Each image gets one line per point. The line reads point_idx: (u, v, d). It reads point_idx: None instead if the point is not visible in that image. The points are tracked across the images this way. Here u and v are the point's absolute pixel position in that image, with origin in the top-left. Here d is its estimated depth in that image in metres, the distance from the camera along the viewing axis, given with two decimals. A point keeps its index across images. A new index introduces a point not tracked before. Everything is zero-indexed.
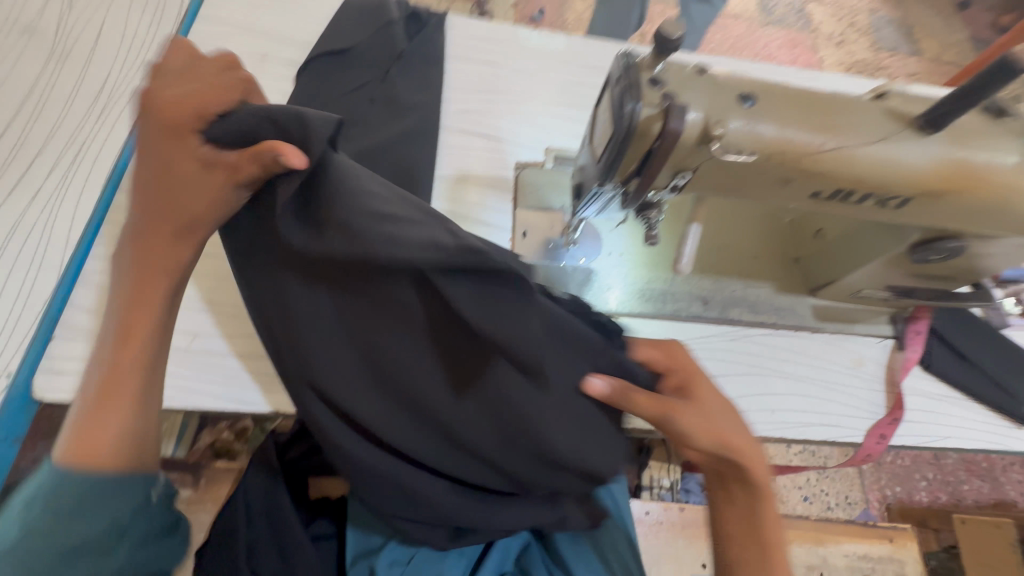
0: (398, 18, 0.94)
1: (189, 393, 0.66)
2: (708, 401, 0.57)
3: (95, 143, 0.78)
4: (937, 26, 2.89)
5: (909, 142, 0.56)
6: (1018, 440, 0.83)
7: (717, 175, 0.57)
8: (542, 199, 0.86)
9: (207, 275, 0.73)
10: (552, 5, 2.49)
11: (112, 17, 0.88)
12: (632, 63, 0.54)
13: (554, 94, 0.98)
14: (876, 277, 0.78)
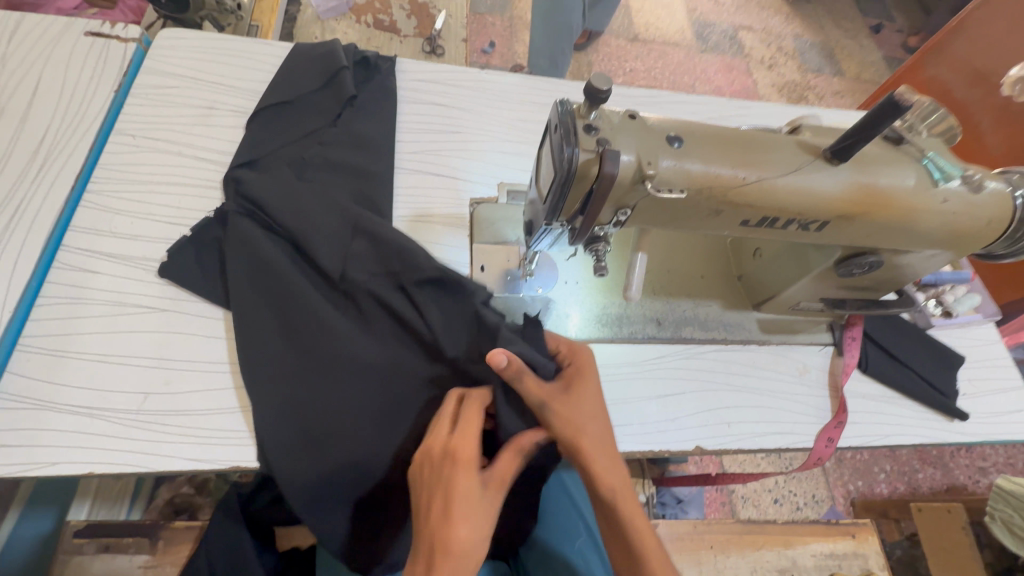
0: (348, 64, 0.95)
1: (142, 455, 0.64)
2: (590, 396, 0.66)
3: (33, 202, 0.76)
4: (855, 48, 3.16)
5: (819, 172, 0.62)
6: (954, 433, 0.89)
7: (655, 209, 0.61)
8: (498, 233, 0.89)
9: (157, 330, 0.71)
10: (502, 38, 2.59)
11: (49, 73, 0.87)
12: (568, 111, 0.58)
13: (504, 131, 1.02)
14: (809, 291, 0.84)
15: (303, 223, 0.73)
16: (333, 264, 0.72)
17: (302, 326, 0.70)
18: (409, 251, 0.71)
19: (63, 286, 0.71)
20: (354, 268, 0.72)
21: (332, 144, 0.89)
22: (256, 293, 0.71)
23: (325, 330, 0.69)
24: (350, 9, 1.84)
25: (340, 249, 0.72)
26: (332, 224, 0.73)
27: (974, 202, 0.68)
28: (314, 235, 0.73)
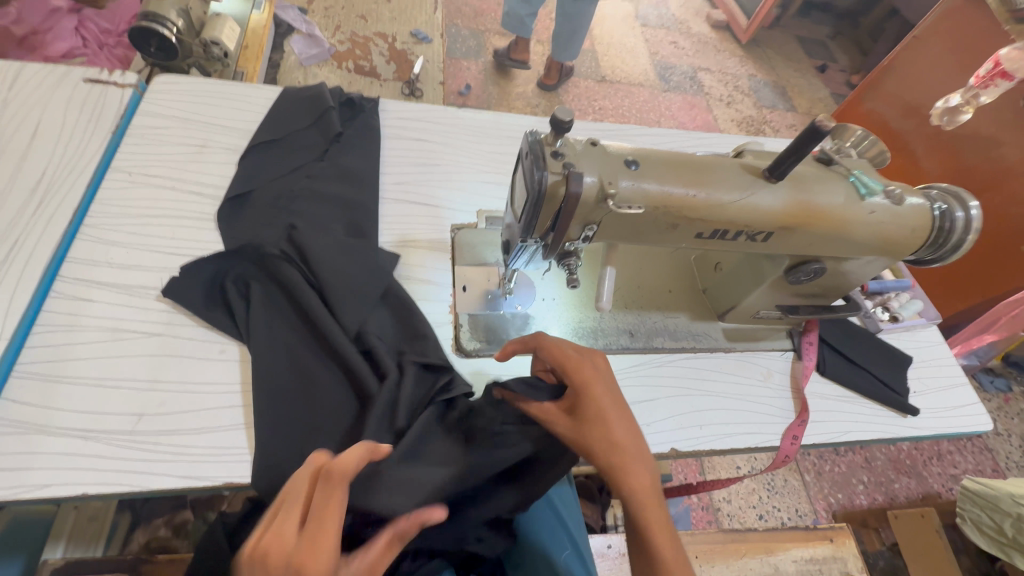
0: (334, 105, 1.03)
1: (136, 475, 0.65)
2: (617, 415, 0.66)
3: (31, 236, 0.79)
4: (804, 86, 3.42)
5: (760, 190, 0.71)
6: (908, 427, 0.96)
7: (618, 225, 0.68)
8: (478, 256, 0.96)
9: (151, 354, 0.74)
10: (477, 81, 2.74)
11: (48, 116, 0.92)
12: (537, 140, 0.65)
13: (481, 163, 1.10)
14: (766, 299, 0.92)
15: (343, 287, 0.80)
16: (353, 323, 0.78)
17: (308, 370, 0.75)
18: (429, 338, 0.81)
19: (59, 315, 0.74)
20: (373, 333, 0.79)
21: (320, 177, 0.95)
22: (273, 337, 0.76)
23: (324, 376, 0.75)
24: (332, 56, 1.95)
25: (369, 315, 0.81)
26: (368, 294, 0.82)
27: (898, 212, 0.77)
28: (348, 297, 0.80)
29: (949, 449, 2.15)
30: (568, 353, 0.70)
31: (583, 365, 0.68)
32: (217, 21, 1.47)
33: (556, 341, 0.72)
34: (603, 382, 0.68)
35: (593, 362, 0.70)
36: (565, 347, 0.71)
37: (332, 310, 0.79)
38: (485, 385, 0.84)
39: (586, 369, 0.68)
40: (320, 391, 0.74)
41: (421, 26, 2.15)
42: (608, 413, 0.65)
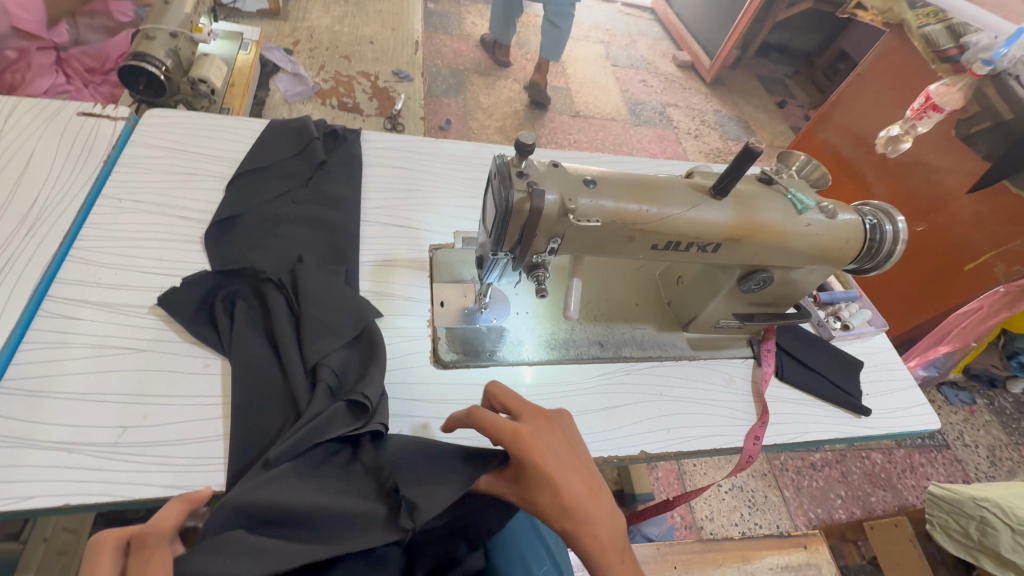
0: (317, 135, 1.10)
1: (118, 485, 0.67)
2: (567, 478, 0.65)
3: (21, 258, 0.82)
4: (766, 120, 3.65)
5: (706, 206, 0.78)
6: (862, 427, 1.02)
7: (580, 238, 0.75)
8: (455, 273, 1.01)
9: (136, 369, 0.76)
10: (458, 116, 2.87)
11: (43, 147, 0.97)
12: (505, 162, 0.72)
13: (459, 189, 1.17)
14: (723, 309, 0.99)
15: (314, 320, 0.81)
16: (314, 354, 0.77)
17: (264, 387, 0.77)
18: (377, 380, 0.77)
19: (47, 332, 0.76)
20: (332, 368, 0.78)
21: (304, 203, 1.01)
22: (239, 357, 0.78)
23: (277, 394, 0.76)
24: (317, 93, 2.04)
25: (333, 350, 0.79)
26: (338, 331, 0.81)
27: (832, 225, 0.86)
28: (320, 330, 0.80)
29: (920, 461, 2.21)
30: (502, 426, 0.67)
31: (522, 438, 0.66)
32: (205, 62, 1.56)
33: (487, 413, 0.68)
34: (544, 448, 0.66)
35: (529, 429, 0.67)
36: (498, 418, 0.68)
37: (306, 339, 0.80)
38: (462, 395, 0.88)
39: (524, 441, 0.66)
40: (268, 409, 0.75)
41: (403, 66, 2.27)
42: (557, 481, 0.64)
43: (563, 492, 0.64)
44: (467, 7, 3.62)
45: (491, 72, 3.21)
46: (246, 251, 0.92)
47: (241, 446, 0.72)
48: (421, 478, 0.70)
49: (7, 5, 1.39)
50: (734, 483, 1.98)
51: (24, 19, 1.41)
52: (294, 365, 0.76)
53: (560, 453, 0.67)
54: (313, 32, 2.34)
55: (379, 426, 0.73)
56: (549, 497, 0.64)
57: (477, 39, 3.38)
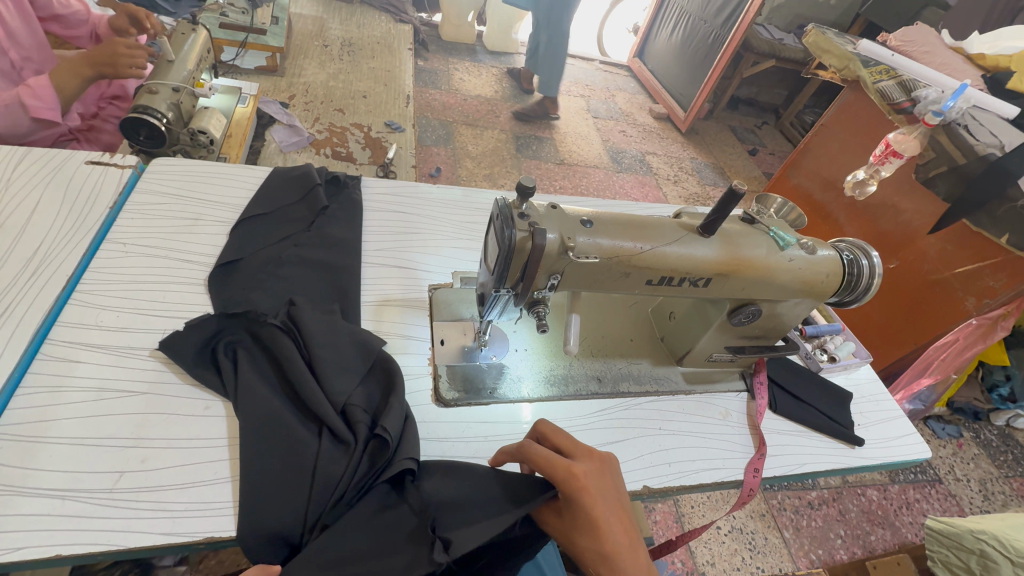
0: (320, 182, 1.14)
1: (113, 533, 0.65)
2: (610, 524, 0.70)
3: (23, 302, 0.82)
4: (740, 166, 3.86)
5: (696, 243, 0.83)
6: (856, 457, 1.04)
7: (578, 274, 0.79)
8: (455, 312, 1.03)
9: (135, 412, 0.75)
10: (447, 164, 2.98)
11: (49, 194, 0.99)
12: (506, 205, 0.76)
13: (456, 232, 1.22)
14: (715, 342, 1.02)
15: (329, 360, 0.82)
16: (340, 395, 0.79)
17: (289, 434, 0.75)
18: (397, 411, 0.78)
19: (46, 376, 0.76)
20: (358, 405, 0.79)
21: (306, 247, 1.03)
22: (250, 403, 0.77)
23: (302, 439, 0.75)
24: (311, 143, 2.12)
25: (354, 387, 0.81)
26: (353, 367, 0.84)
27: (813, 260, 0.91)
28: (337, 369, 0.81)
29: (915, 497, 2.21)
30: (555, 463, 0.73)
31: (573, 480, 0.71)
32: (205, 114, 1.62)
33: (540, 449, 0.75)
34: (594, 489, 0.71)
35: (582, 469, 0.72)
36: (551, 455, 0.74)
37: (317, 379, 0.80)
38: (462, 434, 0.88)
39: (575, 483, 0.71)
40: (296, 456, 0.73)
41: (395, 118, 2.38)
42: (600, 526, 0.70)
43: (603, 537, 0.70)
44: (455, 65, 3.84)
45: (479, 124, 3.37)
46: (248, 293, 0.93)
47: (277, 505, 0.70)
48: (458, 521, 0.73)
49: (24, 97, 1.39)
50: (732, 525, 1.94)
51: (40, 108, 1.41)
52: (320, 405, 0.77)
53: (609, 495, 0.73)
54: (308, 87, 2.45)
55: (410, 462, 0.74)
56: (589, 539, 0.70)
57: (466, 94, 3.57)
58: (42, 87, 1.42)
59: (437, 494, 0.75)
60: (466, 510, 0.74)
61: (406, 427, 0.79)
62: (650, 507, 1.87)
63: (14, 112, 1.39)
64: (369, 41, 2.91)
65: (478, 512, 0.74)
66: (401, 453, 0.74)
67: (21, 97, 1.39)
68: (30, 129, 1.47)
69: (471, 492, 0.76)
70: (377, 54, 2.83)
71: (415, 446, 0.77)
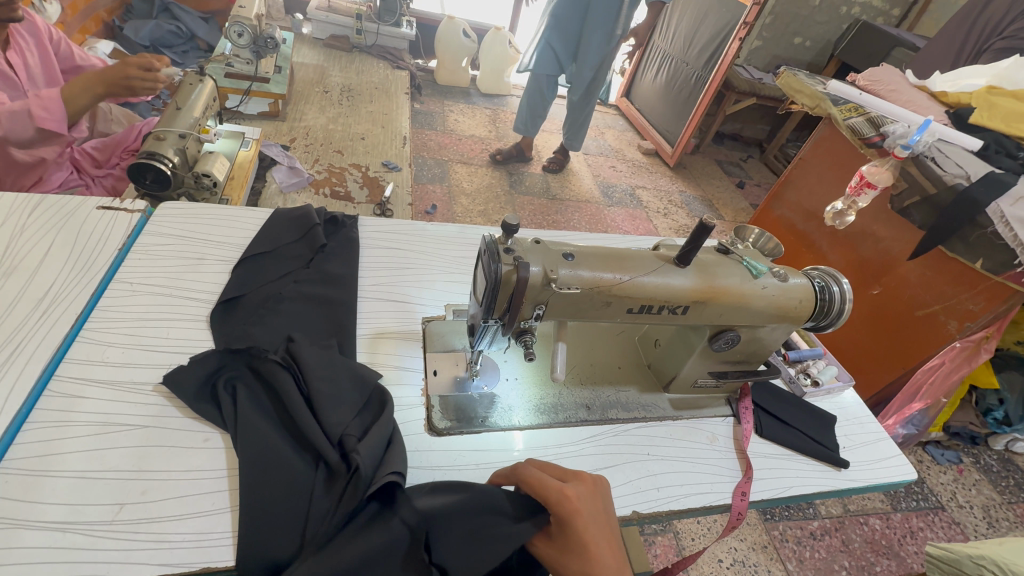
0: (319, 221, 1.20)
1: (111, 565, 0.66)
2: (600, 548, 0.72)
3: (33, 338, 0.87)
4: (728, 199, 3.97)
5: (673, 273, 0.88)
6: (844, 480, 1.06)
7: (562, 304, 0.84)
8: (448, 344, 1.07)
9: (136, 446, 0.78)
10: (442, 202, 3.07)
11: (61, 237, 1.05)
12: (492, 241, 0.82)
13: (450, 267, 1.27)
14: (698, 368, 1.06)
15: (326, 394, 0.85)
16: (336, 426, 0.81)
17: (284, 468, 0.77)
18: (376, 437, 0.80)
19: (51, 411, 0.79)
20: (352, 434, 0.81)
21: (305, 283, 1.08)
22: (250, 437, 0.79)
23: (297, 472, 0.77)
24: (310, 184, 2.20)
25: (351, 420, 0.84)
26: (349, 401, 0.87)
27: (785, 288, 0.97)
28: (333, 402, 0.84)
29: (919, 525, 2.18)
30: (549, 486, 0.76)
31: (566, 502, 0.74)
32: (209, 158, 1.70)
33: (535, 472, 0.78)
34: (586, 513, 0.74)
35: (575, 492, 0.76)
36: (547, 478, 0.77)
37: (314, 410, 0.83)
38: (455, 462, 0.90)
39: (568, 505, 0.74)
40: (292, 489, 0.75)
41: (392, 158, 2.49)
42: (590, 550, 0.72)
43: (593, 560, 0.71)
44: (450, 107, 4.02)
45: (474, 162, 3.50)
46: (249, 329, 0.97)
47: (271, 536, 0.71)
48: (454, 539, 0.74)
49: (34, 109, 1.53)
50: (734, 558, 1.91)
51: (46, 118, 1.54)
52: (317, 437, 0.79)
53: (601, 519, 0.76)
54: (308, 131, 2.56)
55: (394, 475, 0.75)
56: (580, 563, 0.72)
57: (460, 135, 3.72)
58: (53, 102, 1.57)
59: (428, 507, 0.76)
60: (466, 525, 0.75)
61: (392, 450, 0.81)
62: (650, 540, 1.85)
63: (21, 121, 1.51)
64: (368, 87, 3.07)
65: (479, 529, 0.75)
66: (384, 472, 0.76)
67: (31, 107, 1.52)
68: (32, 140, 1.58)
69: (463, 502, 0.76)
70: (375, 98, 2.98)
71: (398, 462, 0.79)
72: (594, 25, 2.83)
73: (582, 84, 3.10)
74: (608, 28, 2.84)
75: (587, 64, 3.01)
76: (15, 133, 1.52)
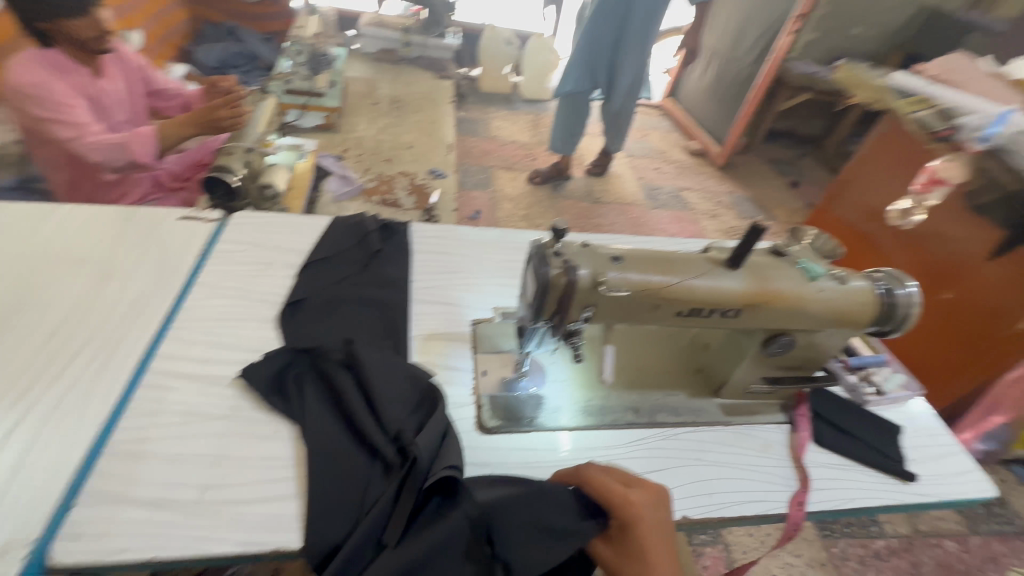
0: (374, 228, 1.27)
1: (197, 542, 0.73)
2: (659, 558, 0.73)
3: (129, 336, 0.97)
4: (781, 199, 3.81)
5: (725, 275, 0.87)
6: (911, 494, 1.00)
7: (610, 307, 0.85)
8: (496, 345, 1.10)
9: (218, 435, 0.85)
10: (486, 207, 3.13)
11: (150, 246, 1.16)
12: (542, 245, 0.84)
13: (496, 269, 1.31)
14: (750, 373, 1.04)
15: (384, 392, 0.89)
16: (394, 423, 0.85)
17: (346, 462, 0.82)
18: (430, 432, 0.83)
19: (144, 401, 0.88)
20: (408, 430, 0.85)
21: (361, 287, 1.14)
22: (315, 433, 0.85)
23: (356, 466, 0.81)
24: (362, 193, 2.31)
25: (405, 417, 0.88)
26: (405, 399, 0.91)
27: (845, 290, 0.93)
28: (390, 400, 0.89)
29: (1001, 550, 2.01)
30: (613, 490, 0.78)
31: (631, 509, 0.76)
32: (272, 172, 1.86)
33: (598, 475, 0.80)
34: (648, 521, 0.75)
35: (637, 499, 0.77)
36: (611, 483, 0.79)
37: (372, 407, 0.88)
38: (504, 461, 0.92)
39: (632, 512, 0.76)
40: (351, 483, 0.80)
41: (438, 166, 2.58)
42: (649, 558, 0.73)
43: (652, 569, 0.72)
44: (493, 114, 4.09)
45: (517, 168, 3.54)
46: (312, 331, 1.04)
47: (333, 523, 0.76)
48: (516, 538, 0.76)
49: (131, 143, 1.69)
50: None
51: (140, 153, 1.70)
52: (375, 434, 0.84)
53: (661, 529, 0.76)
54: (360, 141, 2.69)
55: (451, 469, 0.79)
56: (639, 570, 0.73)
57: (503, 142, 3.78)
58: (147, 138, 1.74)
59: (487, 500, 0.79)
60: (529, 521, 0.77)
61: (443, 445, 0.84)
62: (699, 551, 1.81)
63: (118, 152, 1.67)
64: (415, 97, 3.18)
65: (540, 528, 0.77)
66: (439, 465, 0.80)
67: (126, 142, 1.68)
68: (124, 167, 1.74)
69: (522, 492, 0.79)
70: (422, 108, 3.08)
71: (455, 456, 0.82)
72: (634, 23, 2.71)
73: (621, 86, 2.93)
74: (650, 25, 2.72)
75: (627, 66, 2.85)
76: (113, 163, 1.70)
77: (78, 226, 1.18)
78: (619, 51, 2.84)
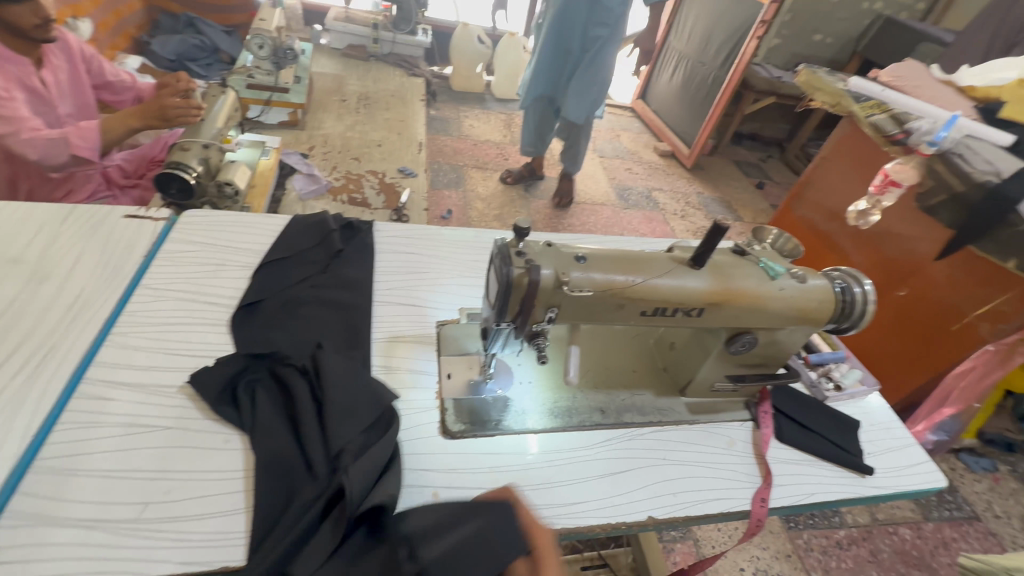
0: (335, 227, 1.23)
1: (135, 562, 0.68)
2: None
3: (65, 342, 0.90)
4: (747, 200, 3.91)
5: (688, 275, 0.87)
6: (869, 486, 1.03)
7: (574, 306, 0.83)
8: (462, 347, 1.08)
9: (161, 446, 0.80)
10: (458, 207, 3.10)
11: (90, 245, 1.09)
12: (505, 244, 0.82)
13: (463, 270, 1.28)
14: (715, 371, 1.04)
15: (339, 407, 0.84)
16: (340, 441, 0.80)
17: (285, 478, 0.79)
18: (369, 463, 0.78)
19: (79, 412, 0.82)
20: (353, 451, 0.80)
21: (321, 289, 1.10)
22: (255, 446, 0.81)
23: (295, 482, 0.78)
24: (328, 191, 2.24)
25: (356, 435, 0.82)
26: (361, 415, 0.85)
27: (805, 288, 0.95)
28: (343, 415, 0.84)
29: (952, 536, 2.10)
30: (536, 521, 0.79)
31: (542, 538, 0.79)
32: (231, 168, 1.75)
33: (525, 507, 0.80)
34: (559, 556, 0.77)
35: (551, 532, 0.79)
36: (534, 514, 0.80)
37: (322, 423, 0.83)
38: (469, 465, 0.90)
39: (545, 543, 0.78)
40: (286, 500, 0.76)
41: (407, 164, 2.53)
42: None
43: None
44: (465, 113, 4.06)
45: (489, 167, 3.52)
46: (268, 335, 0.99)
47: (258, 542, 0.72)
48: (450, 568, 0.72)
49: (71, 136, 1.58)
50: (757, 568, 1.86)
51: (81, 147, 1.60)
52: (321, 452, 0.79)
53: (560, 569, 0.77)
54: (326, 138, 2.62)
55: (383, 499, 0.74)
56: None
57: (475, 140, 3.75)
58: (90, 131, 1.63)
59: (417, 529, 0.75)
60: (460, 545, 0.73)
61: (380, 476, 0.79)
62: (669, 547, 1.82)
63: (57, 146, 1.56)
64: (384, 94, 3.12)
65: (485, 559, 0.73)
66: (371, 496, 0.75)
67: (68, 137, 1.57)
68: (66, 164, 1.63)
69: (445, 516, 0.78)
70: (391, 105, 3.03)
71: (391, 487, 0.78)
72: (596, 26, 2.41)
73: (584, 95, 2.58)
74: (617, 28, 2.42)
75: (588, 74, 2.53)
76: (53, 160, 1.58)
77: (9, 225, 1.09)
78: (583, 57, 2.54)
